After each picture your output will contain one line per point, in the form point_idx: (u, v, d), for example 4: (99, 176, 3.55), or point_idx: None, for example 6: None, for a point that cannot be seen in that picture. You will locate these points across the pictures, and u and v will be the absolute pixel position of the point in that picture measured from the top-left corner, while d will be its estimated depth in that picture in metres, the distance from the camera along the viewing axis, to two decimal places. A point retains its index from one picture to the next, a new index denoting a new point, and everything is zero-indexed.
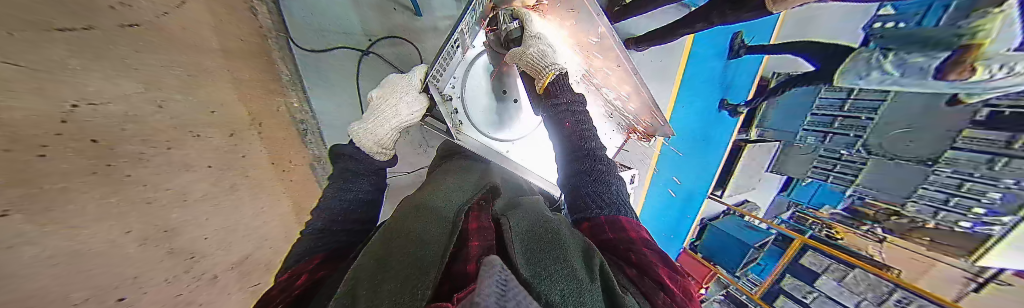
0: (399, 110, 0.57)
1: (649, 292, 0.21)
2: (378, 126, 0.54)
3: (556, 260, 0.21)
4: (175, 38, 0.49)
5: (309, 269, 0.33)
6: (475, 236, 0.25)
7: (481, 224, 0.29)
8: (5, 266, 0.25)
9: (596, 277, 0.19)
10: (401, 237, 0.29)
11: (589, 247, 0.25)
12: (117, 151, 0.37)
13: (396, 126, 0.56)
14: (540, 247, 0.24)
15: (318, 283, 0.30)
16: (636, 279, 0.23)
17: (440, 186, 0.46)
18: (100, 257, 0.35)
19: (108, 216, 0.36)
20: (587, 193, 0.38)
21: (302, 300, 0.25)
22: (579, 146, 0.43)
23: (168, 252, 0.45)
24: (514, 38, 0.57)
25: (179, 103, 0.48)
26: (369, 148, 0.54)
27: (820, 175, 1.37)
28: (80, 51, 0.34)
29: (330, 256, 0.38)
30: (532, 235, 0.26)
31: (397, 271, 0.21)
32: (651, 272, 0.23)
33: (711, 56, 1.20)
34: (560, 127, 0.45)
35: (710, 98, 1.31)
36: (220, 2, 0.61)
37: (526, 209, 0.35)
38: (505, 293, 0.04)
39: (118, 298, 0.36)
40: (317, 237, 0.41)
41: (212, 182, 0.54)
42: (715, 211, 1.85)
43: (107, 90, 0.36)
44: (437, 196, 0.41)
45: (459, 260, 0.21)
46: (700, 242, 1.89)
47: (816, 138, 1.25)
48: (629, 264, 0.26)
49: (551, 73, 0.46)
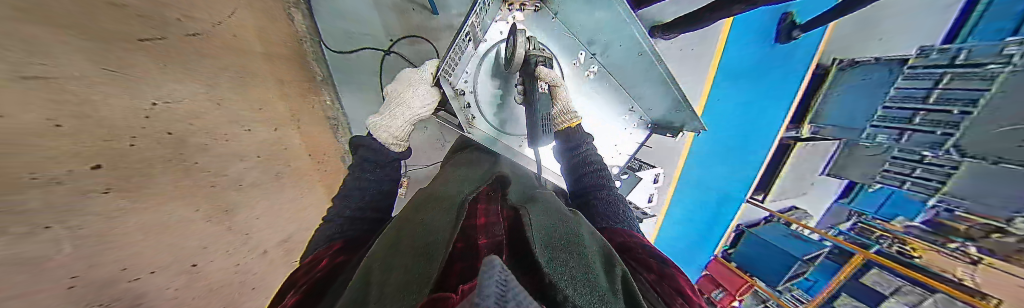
0: (413, 104, 0.60)
1: (670, 298, 0.24)
2: (392, 119, 0.58)
3: (570, 261, 0.21)
4: (228, 44, 0.56)
5: (330, 254, 0.36)
6: (483, 232, 0.25)
7: (489, 219, 0.29)
8: (77, 239, 0.30)
9: (615, 286, 0.19)
10: (411, 227, 0.30)
11: (606, 252, 0.25)
12: (188, 142, 0.45)
13: (409, 120, 0.59)
14: (553, 245, 0.23)
15: (337, 268, 0.32)
16: (655, 285, 0.26)
17: (449, 178, 0.47)
18: (175, 231, 0.42)
19: (181, 195, 0.43)
20: (594, 214, 0.48)
21: (324, 286, 0.28)
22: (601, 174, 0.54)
23: (229, 228, 0.53)
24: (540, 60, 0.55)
25: (233, 101, 0.55)
26: (385, 139, 0.57)
27: (893, 181, 1.15)
28: (152, 57, 0.41)
29: (348, 244, 0.41)
30: (543, 233, 0.26)
31: (408, 259, 0.22)
32: (671, 282, 0.27)
33: (755, 41, 1.06)
34: (577, 160, 0.56)
35: (753, 90, 1.16)
36: (263, 11, 0.68)
37: (536, 205, 0.34)
38: (507, 290, 0.03)
39: (190, 263, 0.44)
40: (337, 224, 0.44)
41: (260, 171, 0.62)
42: (755, 217, 1.62)
43: (174, 91, 0.43)
44: (446, 189, 0.41)
45: (469, 254, 0.21)
46: (733, 250, 1.70)
47: (888, 137, 1.05)
48: (648, 270, 0.29)
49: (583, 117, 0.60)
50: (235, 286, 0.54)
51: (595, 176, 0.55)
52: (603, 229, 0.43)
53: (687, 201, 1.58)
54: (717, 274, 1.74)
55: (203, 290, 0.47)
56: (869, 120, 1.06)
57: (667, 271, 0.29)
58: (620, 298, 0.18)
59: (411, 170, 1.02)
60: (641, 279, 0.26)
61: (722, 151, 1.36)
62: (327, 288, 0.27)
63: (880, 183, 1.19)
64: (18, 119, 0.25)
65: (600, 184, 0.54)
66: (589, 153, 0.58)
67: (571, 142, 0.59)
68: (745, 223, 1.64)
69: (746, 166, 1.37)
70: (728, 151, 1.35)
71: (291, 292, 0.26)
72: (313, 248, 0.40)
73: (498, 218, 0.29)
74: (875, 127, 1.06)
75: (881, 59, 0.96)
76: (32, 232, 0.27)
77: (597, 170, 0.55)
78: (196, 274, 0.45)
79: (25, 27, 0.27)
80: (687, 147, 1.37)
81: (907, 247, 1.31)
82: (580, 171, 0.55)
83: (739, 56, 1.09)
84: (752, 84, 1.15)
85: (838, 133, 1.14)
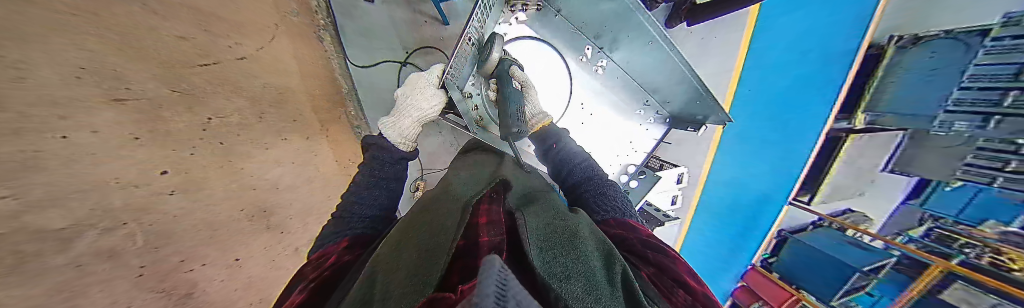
0: (420, 105, 0.63)
1: (669, 292, 0.23)
2: (400, 121, 0.61)
3: (569, 260, 0.20)
4: (268, 64, 0.62)
5: (336, 253, 0.38)
6: (485, 231, 0.26)
7: (491, 219, 0.29)
8: (141, 236, 0.36)
9: (616, 285, 0.18)
10: (416, 230, 0.31)
11: (608, 250, 0.24)
12: (237, 150, 0.51)
13: (418, 120, 0.63)
14: (554, 243, 0.23)
15: (344, 267, 0.35)
16: (654, 279, 0.25)
17: (454, 179, 0.47)
18: (223, 229, 0.48)
19: (229, 198, 0.49)
20: (591, 206, 0.46)
21: (331, 284, 0.30)
22: (592, 172, 0.56)
23: (267, 227, 0.59)
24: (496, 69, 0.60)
25: (272, 115, 0.61)
26: (393, 138, 0.60)
27: (980, 177, 0.95)
28: (211, 78, 0.47)
29: (353, 242, 0.43)
30: (548, 232, 0.26)
31: (416, 258, 0.23)
32: (669, 273, 0.26)
33: (795, 23, 1.00)
34: (557, 161, 0.61)
35: (785, 76, 1.09)
36: (296, 36, 0.76)
37: (543, 205, 0.34)
38: (505, 288, 0.03)
39: (234, 259, 0.51)
40: (347, 217, 0.46)
41: (294, 175, 0.68)
42: (799, 222, 1.44)
43: (227, 107, 0.49)
44: (451, 189, 0.42)
45: (470, 254, 0.21)
46: (775, 259, 1.50)
47: (968, 126, 0.89)
48: (646, 263, 0.28)
49: (545, 122, 0.67)
50: (268, 281, 0.60)
51: (583, 168, 0.57)
52: (596, 221, 0.41)
53: (717, 203, 1.48)
54: (757, 286, 1.54)
55: (243, 283, 0.53)
56: (944, 105, 0.90)
57: (667, 262, 0.28)
58: (621, 298, 0.17)
59: (426, 173, 1.04)
60: (641, 274, 0.25)
61: (755, 147, 1.27)
62: (333, 289, 0.29)
63: (963, 180, 0.99)
64: (106, 133, 0.32)
65: (587, 176, 0.54)
66: (560, 151, 0.62)
67: (547, 140, 0.66)
68: (788, 228, 1.46)
69: (788, 163, 1.24)
70: (764, 143, 1.25)
71: (299, 289, 0.28)
72: (322, 240, 0.43)
73: (499, 218, 0.29)
74: (949, 113, 0.90)
75: (951, 32, 0.86)
76: (114, 227, 0.33)
77: (581, 164, 0.58)
78: (238, 268, 0.52)
79: (108, 61, 0.32)
80: (716, 142, 1.28)
81: (1002, 258, 1.04)
82: (569, 168, 0.57)
83: (769, 41, 1.03)
84: (791, 71, 1.08)
85: (904, 122, 0.98)
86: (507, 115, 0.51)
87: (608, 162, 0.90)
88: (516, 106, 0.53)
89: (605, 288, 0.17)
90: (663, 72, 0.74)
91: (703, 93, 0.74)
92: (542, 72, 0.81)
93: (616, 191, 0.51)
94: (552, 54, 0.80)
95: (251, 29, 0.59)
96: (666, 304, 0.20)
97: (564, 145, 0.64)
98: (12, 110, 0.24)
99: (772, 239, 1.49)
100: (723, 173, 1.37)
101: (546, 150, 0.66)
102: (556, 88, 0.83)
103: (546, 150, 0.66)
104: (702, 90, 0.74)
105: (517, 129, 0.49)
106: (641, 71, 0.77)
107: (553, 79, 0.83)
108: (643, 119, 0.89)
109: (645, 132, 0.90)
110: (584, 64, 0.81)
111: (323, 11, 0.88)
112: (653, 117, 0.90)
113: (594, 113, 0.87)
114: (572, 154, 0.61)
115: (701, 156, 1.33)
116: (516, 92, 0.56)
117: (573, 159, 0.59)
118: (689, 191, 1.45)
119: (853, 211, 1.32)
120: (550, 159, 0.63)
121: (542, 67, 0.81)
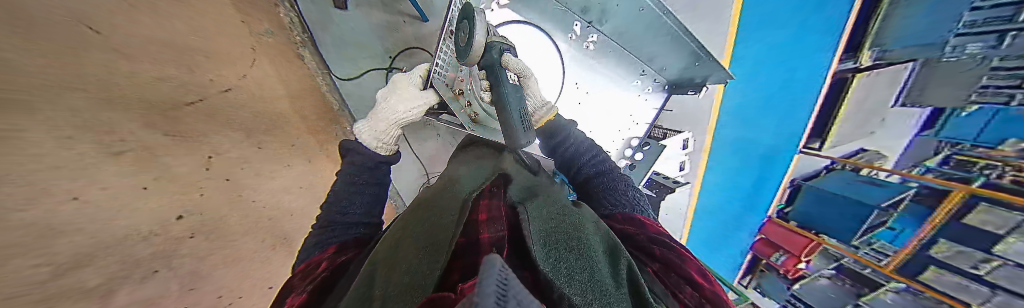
0: (397, 107, 0.62)
1: (676, 288, 0.24)
2: (375, 124, 0.61)
3: (573, 253, 0.21)
4: (255, 93, 0.61)
5: (326, 258, 0.39)
6: (486, 225, 0.26)
7: (491, 215, 0.29)
8: (173, 281, 0.38)
9: (622, 282, 0.19)
10: (415, 227, 0.31)
11: (614, 246, 0.25)
12: (243, 183, 0.52)
13: (394, 123, 0.62)
14: (558, 237, 0.24)
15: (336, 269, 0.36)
16: (662, 275, 0.27)
17: (452, 176, 0.47)
18: (248, 261, 0.51)
19: (246, 231, 0.51)
20: (603, 199, 0.48)
21: (327, 286, 0.31)
22: (603, 166, 0.57)
23: (287, 252, 0.62)
24: (487, 62, 0.55)
25: (271, 143, 0.62)
26: (370, 143, 0.60)
27: (997, 97, 0.87)
28: (202, 116, 0.47)
29: (343, 247, 0.44)
30: (554, 226, 0.26)
31: (414, 258, 0.23)
32: (677, 270, 0.27)
33: None
34: (567, 157, 0.62)
35: (788, 24, 1.05)
36: (279, 59, 0.75)
37: (546, 199, 0.35)
38: (506, 291, 0.03)
39: (265, 286, 0.54)
40: (335, 218, 0.48)
41: (304, 199, 0.70)
42: (810, 169, 1.37)
43: (225, 143, 0.49)
44: (450, 186, 0.41)
45: (470, 248, 0.22)
46: (790, 208, 1.50)
47: (980, 47, 0.81)
48: (653, 260, 0.29)
49: (551, 116, 0.67)
50: None
51: (593, 164, 0.59)
52: (603, 216, 0.44)
53: (727, 161, 1.49)
54: (773, 236, 1.55)
55: None
56: (954, 28, 0.81)
57: (674, 258, 0.29)
58: (626, 295, 0.18)
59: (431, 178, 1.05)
60: (648, 271, 0.27)
61: (758, 101, 1.26)
62: (330, 290, 0.30)
63: (981, 104, 0.91)
64: (113, 188, 0.32)
65: (599, 171, 0.56)
66: (569, 143, 0.65)
67: (554, 136, 0.68)
68: (800, 176, 1.41)
69: (796, 115, 1.23)
70: (766, 97, 1.24)
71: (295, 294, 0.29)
72: (314, 244, 0.44)
73: (499, 213, 0.29)
74: (961, 36, 0.81)
75: None
76: (145, 276, 0.34)
77: (593, 159, 0.60)
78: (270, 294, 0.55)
79: (99, 114, 0.32)
80: (720, 100, 1.26)
81: None
82: (578, 165, 0.59)
83: None
84: (795, 17, 1.03)
85: (913, 53, 0.91)
86: (505, 117, 0.49)
87: (611, 138, 0.92)
88: (515, 108, 0.51)
89: (612, 287, 0.18)
90: (659, 41, 0.71)
91: (701, 55, 0.69)
92: (534, 58, 0.79)
93: (625, 183, 0.53)
94: (542, 39, 0.78)
95: (231, 58, 0.57)
96: (673, 302, 0.22)
97: (572, 137, 0.66)
98: (23, 181, 0.24)
99: (787, 188, 1.47)
100: (727, 132, 1.38)
101: (553, 147, 0.67)
102: (549, 72, 0.81)
103: (553, 143, 0.67)
104: (701, 52, 0.69)
105: (522, 128, 0.48)
106: (633, 42, 0.74)
107: (546, 63, 0.80)
108: (640, 89, 0.90)
109: (645, 103, 0.90)
110: (575, 42, 0.80)
111: (297, 27, 0.84)
112: (650, 86, 0.89)
113: (590, 91, 0.86)
114: (582, 145, 0.63)
115: (704, 119, 1.33)
116: (512, 88, 0.54)
117: (583, 154, 0.61)
118: (696, 155, 1.47)
119: (865, 151, 1.24)
120: (558, 154, 0.65)
121: (536, 54, 0.79)
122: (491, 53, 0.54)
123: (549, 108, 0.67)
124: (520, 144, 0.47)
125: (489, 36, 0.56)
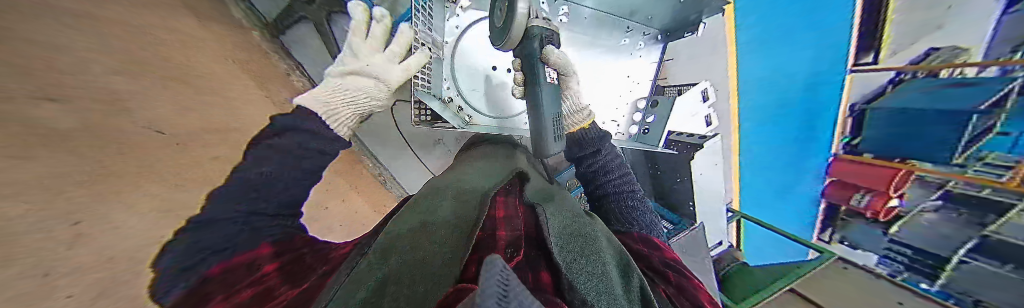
0: (359, 85, 0.60)
1: None
2: (331, 103, 0.53)
3: (587, 262, 0.23)
4: None
5: (217, 285, 0.30)
6: (503, 225, 0.30)
7: (507, 214, 0.33)
8: None
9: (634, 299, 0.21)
10: (430, 208, 0.32)
11: (625, 263, 0.26)
12: None
13: (353, 101, 0.58)
14: (573, 245, 0.25)
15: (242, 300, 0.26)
16: (674, 298, 0.27)
17: (466, 167, 0.48)
18: None
19: None
20: (613, 216, 0.60)
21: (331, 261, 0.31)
22: (627, 189, 0.66)
23: None
24: (530, 51, 0.58)
25: None
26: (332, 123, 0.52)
27: None
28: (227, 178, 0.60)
29: (260, 257, 0.34)
30: (569, 233, 0.28)
31: (442, 233, 0.26)
32: (688, 296, 0.28)
33: None
34: (592, 169, 0.71)
35: None
36: None
37: (561, 205, 0.37)
38: (509, 294, 0.03)
39: None
40: (239, 220, 0.35)
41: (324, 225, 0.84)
42: (870, 88, 1.19)
43: None
44: (465, 176, 0.42)
45: (487, 248, 0.24)
46: (858, 139, 1.28)
47: None
48: (666, 283, 0.30)
49: (586, 124, 0.72)
50: None
51: (616, 183, 0.67)
52: (619, 233, 0.46)
53: (760, 107, 1.30)
54: (849, 177, 1.26)
55: None
56: None
57: (685, 285, 0.30)
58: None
59: None
60: (660, 291, 0.27)
61: (781, 32, 1.13)
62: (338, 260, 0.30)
63: None
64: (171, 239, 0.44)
65: (621, 191, 0.65)
66: (597, 158, 0.71)
67: (581, 146, 0.73)
68: (861, 99, 1.22)
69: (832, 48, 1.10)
70: (794, 26, 1.11)
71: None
72: (190, 266, 0.31)
73: (515, 212, 0.33)
74: None
75: None
76: None
77: (619, 180, 0.68)
78: None
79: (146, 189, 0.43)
80: (731, 37, 1.16)
81: None
82: (601, 181, 0.68)
83: None
84: None
85: None
86: (540, 132, 0.58)
87: (614, 104, 0.84)
88: (549, 114, 0.59)
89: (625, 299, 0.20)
90: None
91: None
92: None
93: (637, 199, 0.64)
94: None
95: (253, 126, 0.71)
96: None
97: (604, 153, 0.72)
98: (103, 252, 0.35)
99: (846, 117, 1.26)
100: (752, 70, 1.22)
101: (577, 158, 0.75)
102: None
103: (579, 155, 0.74)
104: None
105: (554, 138, 0.60)
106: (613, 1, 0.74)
107: None
108: (632, 47, 0.83)
109: (642, 60, 0.84)
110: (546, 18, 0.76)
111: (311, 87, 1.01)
112: (642, 40, 0.83)
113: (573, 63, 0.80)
114: (610, 164, 0.70)
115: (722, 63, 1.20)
116: (551, 87, 0.61)
117: (610, 173, 0.69)
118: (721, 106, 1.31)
119: (940, 49, 1.04)
120: (583, 165, 0.73)
121: None
122: (535, 40, 0.57)
123: (586, 116, 0.72)
124: (546, 152, 0.59)
125: (534, 18, 0.57)
